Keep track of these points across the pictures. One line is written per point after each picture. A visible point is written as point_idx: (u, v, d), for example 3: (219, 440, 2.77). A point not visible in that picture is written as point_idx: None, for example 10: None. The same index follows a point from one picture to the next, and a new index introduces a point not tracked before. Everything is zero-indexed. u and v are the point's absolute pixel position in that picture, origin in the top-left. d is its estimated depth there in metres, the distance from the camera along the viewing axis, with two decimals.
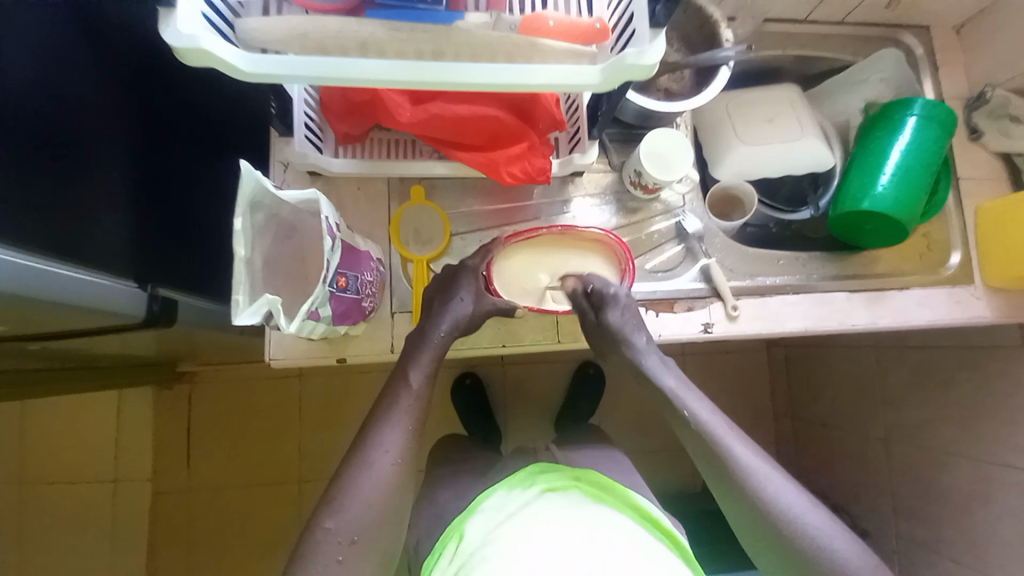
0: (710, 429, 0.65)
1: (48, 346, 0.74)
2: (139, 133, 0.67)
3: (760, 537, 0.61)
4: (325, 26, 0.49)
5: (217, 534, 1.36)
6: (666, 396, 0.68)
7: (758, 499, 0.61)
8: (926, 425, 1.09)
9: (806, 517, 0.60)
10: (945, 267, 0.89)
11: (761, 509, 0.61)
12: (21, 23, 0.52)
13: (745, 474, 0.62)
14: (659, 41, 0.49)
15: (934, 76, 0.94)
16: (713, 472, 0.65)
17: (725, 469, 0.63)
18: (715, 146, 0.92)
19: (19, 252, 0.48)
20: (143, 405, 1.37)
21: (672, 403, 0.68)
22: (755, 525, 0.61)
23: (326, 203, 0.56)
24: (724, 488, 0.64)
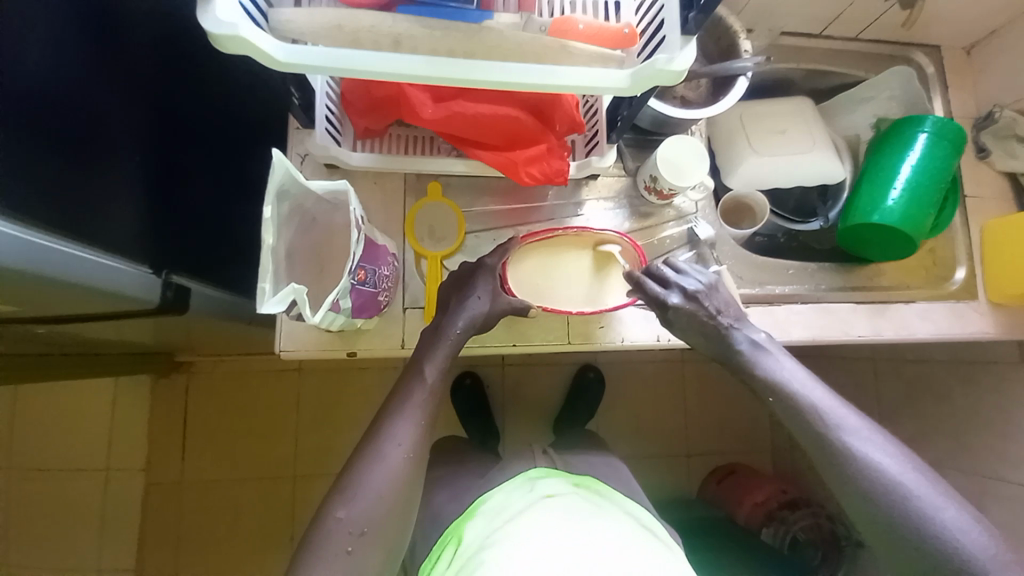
0: (822, 411, 0.64)
1: (55, 330, 0.74)
2: (163, 118, 0.66)
3: (885, 533, 0.59)
4: (360, 20, 0.49)
5: (209, 529, 1.34)
6: (760, 371, 0.69)
7: (880, 489, 0.59)
8: (922, 439, 1.10)
9: (926, 503, 0.58)
10: (950, 282, 0.91)
11: (864, 483, 0.60)
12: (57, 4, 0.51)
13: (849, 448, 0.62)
14: (689, 48, 0.49)
15: (944, 95, 0.96)
16: (816, 446, 0.64)
17: (839, 456, 0.62)
18: (729, 155, 0.92)
19: (39, 232, 0.49)
20: (138, 394, 1.36)
21: (772, 380, 0.67)
22: (862, 502, 0.60)
23: (353, 197, 0.57)
24: (826, 461, 0.63)
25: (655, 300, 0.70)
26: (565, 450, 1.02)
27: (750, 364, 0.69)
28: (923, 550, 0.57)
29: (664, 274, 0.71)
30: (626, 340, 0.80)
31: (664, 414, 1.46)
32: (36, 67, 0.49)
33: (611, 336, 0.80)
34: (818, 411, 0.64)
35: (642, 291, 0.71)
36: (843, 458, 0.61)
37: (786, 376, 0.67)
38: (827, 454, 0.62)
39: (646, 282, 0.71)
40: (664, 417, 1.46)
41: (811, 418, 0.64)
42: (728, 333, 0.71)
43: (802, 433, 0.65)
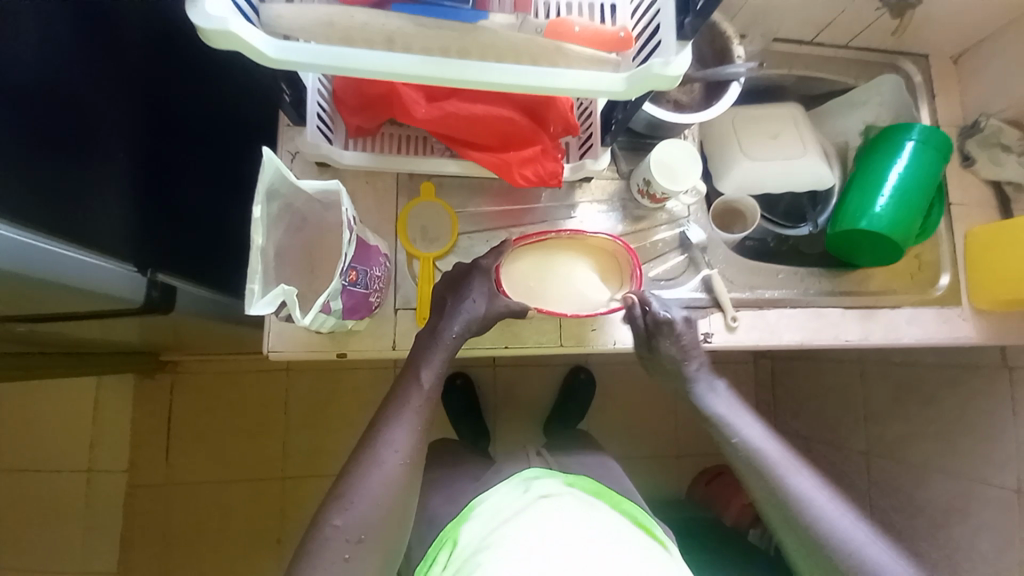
0: (765, 455, 0.70)
1: (38, 329, 0.72)
2: (150, 114, 0.65)
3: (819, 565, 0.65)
4: (354, 18, 0.48)
5: (195, 531, 1.32)
6: (713, 416, 0.75)
7: (813, 527, 0.65)
8: (906, 441, 1.12)
9: (853, 537, 0.64)
10: (935, 288, 0.92)
11: (799, 520, 0.66)
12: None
13: (786, 487, 0.68)
14: (684, 53, 0.49)
15: (931, 103, 0.98)
16: (758, 485, 0.70)
17: (778, 495, 0.68)
18: (721, 159, 0.93)
19: (31, 232, 0.48)
20: (121, 394, 1.33)
21: (721, 422, 0.74)
22: (799, 537, 0.66)
23: (347, 197, 0.56)
24: (767, 501, 0.69)
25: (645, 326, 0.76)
26: (557, 451, 1.02)
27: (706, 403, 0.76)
28: None
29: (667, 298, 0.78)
30: (617, 343, 0.80)
31: (655, 416, 1.46)
32: (19, 56, 0.47)
33: (604, 338, 0.80)
34: (761, 454, 0.70)
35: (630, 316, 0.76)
36: (794, 505, 0.67)
37: (733, 418, 0.74)
38: (768, 493, 0.69)
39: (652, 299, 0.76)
40: (655, 418, 1.46)
41: (754, 459, 0.70)
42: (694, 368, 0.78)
43: (747, 475, 0.71)
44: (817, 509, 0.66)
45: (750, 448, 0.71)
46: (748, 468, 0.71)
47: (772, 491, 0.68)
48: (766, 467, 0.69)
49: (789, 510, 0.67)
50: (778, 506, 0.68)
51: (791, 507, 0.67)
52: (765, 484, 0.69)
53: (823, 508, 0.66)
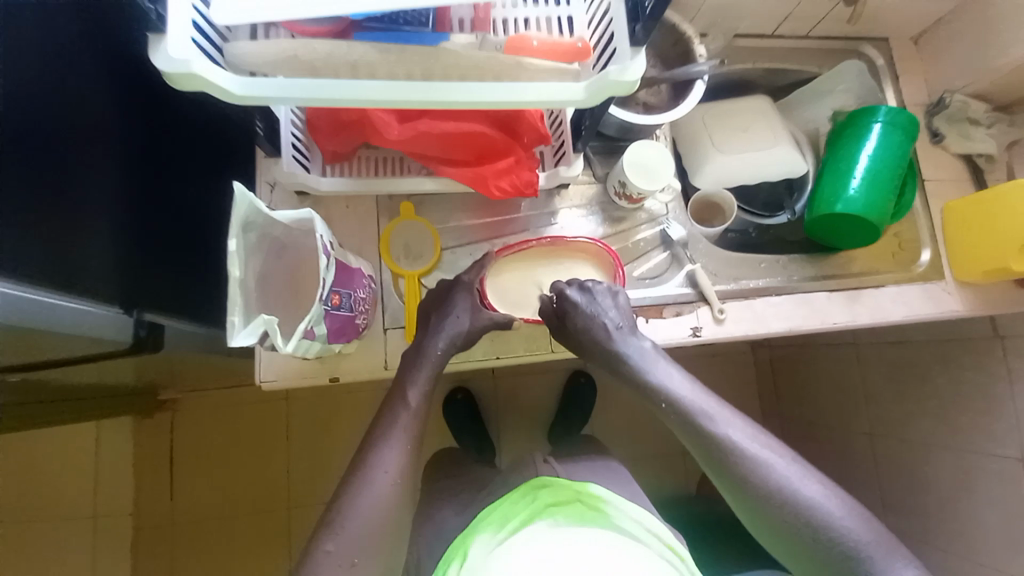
0: (696, 409, 0.66)
1: (31, 377, 0.72)
2: (127, 157, 0.66)
3: (771, 521, 0.61)
4: (315, 50, 0.50)
5: (200, 568, 1.31)
6: (644, 381, 0.69)
7: (758, 480, 0.62)
8: (906, 419, 1.12)
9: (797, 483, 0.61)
10: (917, 264, 0.93)
11: (746, 476, 0.62)
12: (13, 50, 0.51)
13: (721, 438, 0.64)
14: (639, 58, 0.51)
15: (895, 84, 1.00)
16: (695, 443, 0.66)
17: (719, 451, 0.64)
18: (694, 156, 0.95)
19: (15, 283, 0.49)
20: (121, 437, 1.33)
21: (649, 384, 0.68)
22: (745, 492, 0.62)
23: (320, 223, 0.57)
24: (711, 460, 0.65)
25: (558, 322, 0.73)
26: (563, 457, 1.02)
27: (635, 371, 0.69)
28: (804, 530, 0.60)
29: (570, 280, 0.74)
30: None
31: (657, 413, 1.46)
32: None
33: None
34: (693, 411, 0.65)
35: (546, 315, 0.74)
36: (729, 454, 0.63)
37: (663, 378, 0.68)
38: (707, 449, 0.64)
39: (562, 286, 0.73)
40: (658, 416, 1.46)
41: (685, 416, 0.66)
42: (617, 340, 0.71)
43: (683, 434, 0.67)
44: (750, 455, 0.63)
45: (678, 403, 0.66)
46: (678, 422, 0.66)
47: (704, 443, 0.65)
48: (695, 421, 0.65)
49: (724, 461, 0.63)
50: (714, 459, 0.64)
51: (725, 456, 0.63)
52: (696, 436, 0.65)
53: (756, 453, 0.63)
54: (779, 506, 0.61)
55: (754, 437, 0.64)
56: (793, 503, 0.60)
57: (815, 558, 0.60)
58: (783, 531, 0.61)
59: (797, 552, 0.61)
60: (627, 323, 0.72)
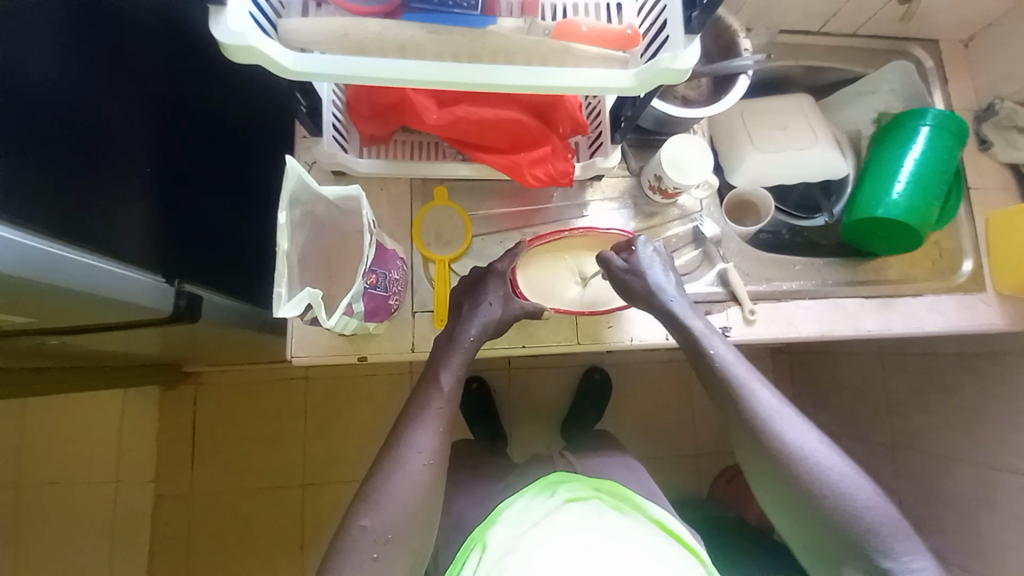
0: (728, 367, 0.68)
1: (66, 342, 0.74)
2: (172, 132, 0.67)
3: (781, 487, 0.63)
4: (366, 28, 0.50)
5: (217, 538, 1.34)
6: (692, 336, 0.70)
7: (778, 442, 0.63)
8: (928, 433, 1.10)
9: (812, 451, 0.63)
10: (957, 274, 0.90)
11: (766, 440, 0.64)
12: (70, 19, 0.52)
13: (747, 398, 0.66)
14: (692, 47, 0.50)
15: (943, 87, 0.96)
16: (721, 400, 0.68)
17: (742, 409, 0.66)
18: (731, 153, 0.93)
19: (66, 246, 0.51)
20: (147, 407, 1.37)
21: (687, 338, 0.71)
22: (763, 455, 0.64)
23: (365, 201, 0.57)
24: (732, 416, 0.67)
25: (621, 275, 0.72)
26: (578, 452, 1.02)
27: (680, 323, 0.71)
28: (810, 497, 0.61)
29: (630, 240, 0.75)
30: (634, 339, 0.80)
31: (669, 413, 1.45)
32: (42, 76, 0.49)
33: (620, 335, 0.80)
34: (724, 366, 0.68)
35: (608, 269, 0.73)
36: (761, 429, 0.64)
37: (703, 333, 0.71)
38: (731, 405, 0.67)
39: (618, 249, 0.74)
40: (672, 417, 1.45)
41: (716, 372, 0.68)
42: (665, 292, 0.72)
43: (714, 389, 0.69)
44: (775, 419, 0.65)
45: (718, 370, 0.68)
46: (715, 391, 0.68)
47: (739, 415, 0.66)
48: (734, 393, 0.67)
49: (756, 437, 0.65)
50: (746, 433, 0.65)
51: (759, 431, 0.64)
52: (732, 408, 0.67)
53: (786, 426, 0.64)
54: (805, 486, 0.62)
55: (789, 417, 0.65)
56: (817, 484, 0.62)
57: (833, 541, 0.61)
58: (805, 513, 0.62)
59: (816, 535, 0.62)
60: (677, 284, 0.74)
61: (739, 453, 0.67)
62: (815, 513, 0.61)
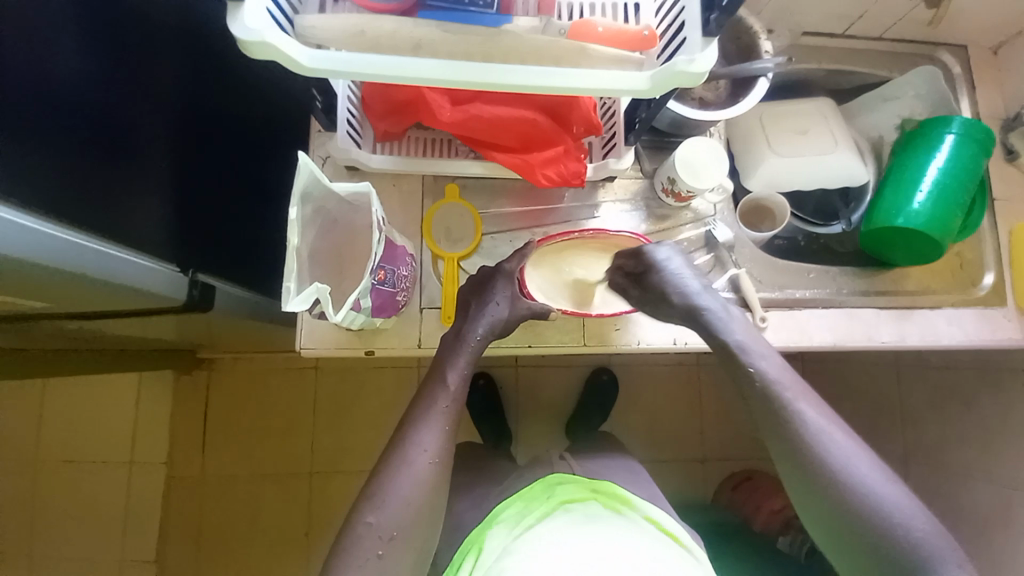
0: (775, 382, 0.66)
1: (85, 327, 0.76)
2: (191, 126, 0.69)
3: (820, 505, 0.62)
4: (381, 26, 0.50)
5: (226, 522, 1.37)
6: (731, 349, 0.68)
7: (821, 458, 0.62)
8: (945, 449, 1.07)
9: (857, 470, 0.61)
10: (977, 287, 0.88)
11: (805, 456, 0.62)
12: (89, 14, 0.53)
13: (793, 412, 0.64)
14: (709, 50, 0.49)
15: (971, 94, 0.93)
16: (761, 414, 0.66)
17: (786, 424, 0.64)
18: (748, 157, 0.91)
19: (84, 233, 0.53)
20: (161, 391, 1.40)
21: (726, 347, 0.69)
22: (802, 471, 0.62)
23: (375, 198, 0.58)
24: (774, 431, 0.65)
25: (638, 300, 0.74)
26: (582, 454, 1.02)
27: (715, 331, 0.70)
28: (852, 517, 0.60)
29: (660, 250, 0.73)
30: (641, 343, 0.80)
31: (677, 417, 1.44)
32: (67, 69, 0.51)
33: (627, 338, 0.80)
34: (769, 380, 0.66)
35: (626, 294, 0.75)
36: (798, 430, 0.63)
37: (747, 344, 0.68)
38: (774, 419, 0.65)
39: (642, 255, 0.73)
40: (679, 422, 1.44)
41: (758, 385, 0.66)
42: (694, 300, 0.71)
43: (755, 403, 0.67)
44: (820, 436, 0.63)
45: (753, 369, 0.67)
46: (749, 389, 0.67)
47: (774, 414, 0.65)
48: (770, 391, 0.65)
49: (792, 438, 0.63)
50: (780, 433, 0.64)
51: (793, 432, 0.63)
52: (767, 407, 0.65)
53: (832, 444, 0.62)
54: (838, 490, 0.60)
55: (844, 443, 0.62)
56: (851, 490, 0.60)
57: (864, 547, 0.59)
58: (835, 516, 0.61)
59: (847, 539, 0.60)
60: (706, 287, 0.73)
61: (771, 452, 0.66)
62: (857, 533, 0.60)
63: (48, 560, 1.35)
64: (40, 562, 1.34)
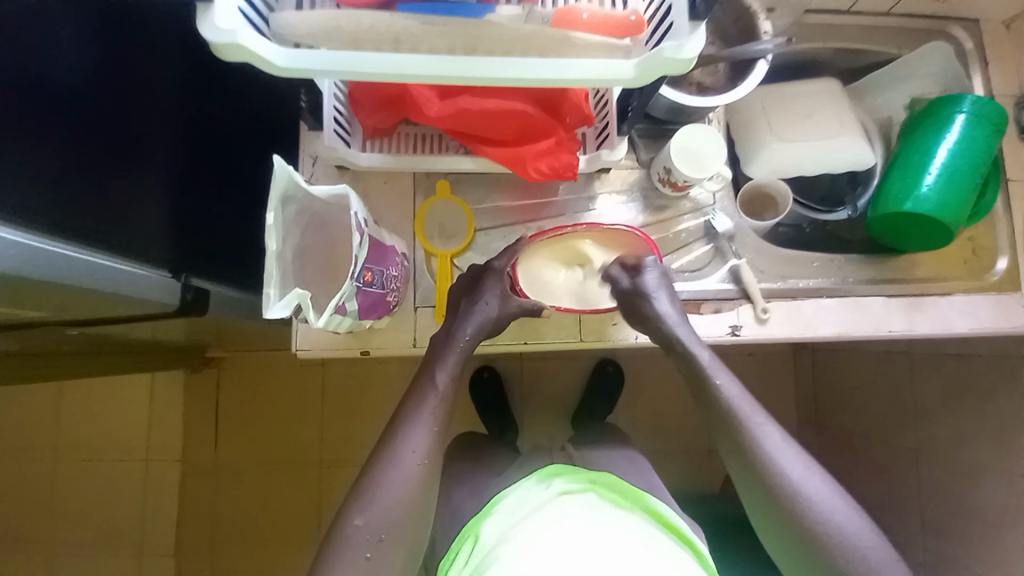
0: (732, 402, 0.66)
1: (87, 331, 0.77)
2: (181, 130, 0.69)
3: (771, 522, 0.62)
4: (358, 21, 0.48)
5: (239, 517, 1.40)
6: (698, 370, 0.68)
7: (773, 478, 0.62)
8: (956, 442, 1.04)
9: (808, 489, 0.61)
10: (991, 274, 0.85)
11: (761, 472, 0.63)
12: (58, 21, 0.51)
13: (752, 434, 0.64)
14: (697, 34, 0.47)
15: (984, 72, 0.89)
16: (719, 430, 0.67)
17: (743, 442, 0.64)
18: (750, 142, 0.88)
19: (76, 245, 0.53)
20: (173, 388, 1.42)
21: (692, 366, 0.68)
22: (759, 486, 0.63)
23: (355, 199, 0.57)
24: (731, 449, 0.65)
25: (623, 304, 0.71)
26: (583, 445, 1.01)
27: (685, 352, 0.69)
28: (806, 534, 0.60)
29: (637, 264, 0.71)
30: (639, 337, 0.78)
31: (682, 408, 1.43)
32: (41, 80, 0.50)
33: (625, 333, 0.79)
34: (727, 403, 0.66)
35: (614, 287, 0.72)
36: (759, 454, 0.63)
37: (712, 368, 0.67)
38: (731, 437, 0.65)
39: (617, 276, 0.71)
40: (686, 412, 1.43)
41: (720, 403, 0.66)
42: (660, 318, 0.69)
43: (714, 419, 0.67)
44: (774, 459, 0.63)
45: (722, 391, 0.66)
46: (714, 411, 0.67)
47: (737, 437, 0.65)
48: (734, 415, 0.65)
49: (755, 461, 0.63)
50: (741, 456, 0.64)
51: (747, 451, 0.64)
52: (731, 428, 0.65)
53: (788, 466, 0.62)
54: (811, 505, 0.60)
55: (797, 463, 0.63)
56: (811, 514, 0.60)
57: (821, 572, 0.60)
58: (797, 540, 0.61)
59: (806, 564, 0.61)
60: (682, 309, 0.71)
61: (734, 473, 0.66)
62: (809, 549, 0.60)
63: (70, 553, 1.39)
64: (62, 555, 1.39)
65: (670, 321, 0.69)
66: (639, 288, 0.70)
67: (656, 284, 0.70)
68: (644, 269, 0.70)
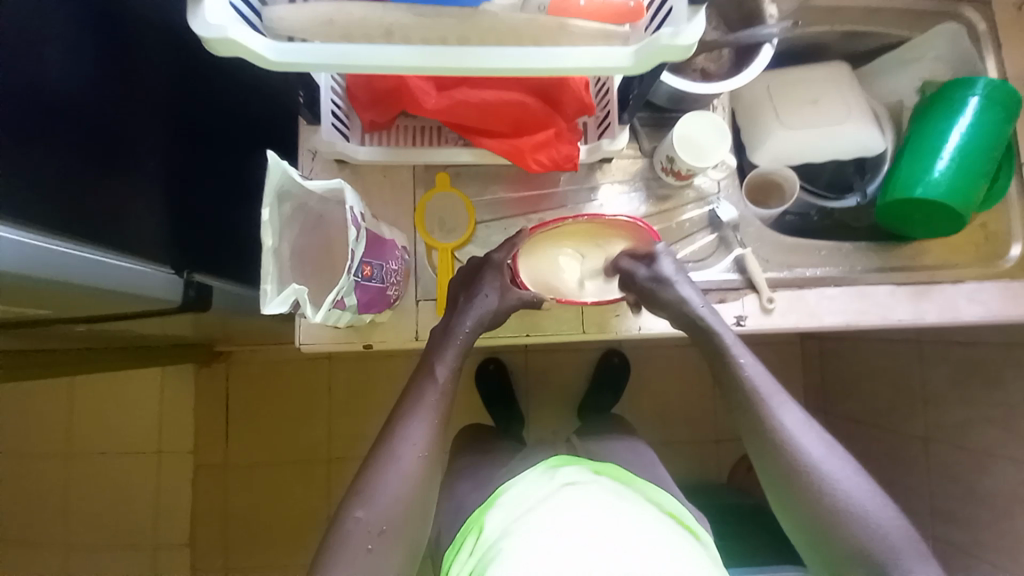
0: (753, 381, 0.66)
1: (95, 328, 0.78)
2: (177, 127, 0.69)
3: (789, 502, 0.62)
4: (350, 13, 0.47)
5: (252, 509, 1.42)
6: (720, 348, 0.68)
7: (794, 456, 0.62)
8: (967, 429, 1.02)
9: (829, 468, 0.61)
10: (1003, 260, 0.84)
11: (779, 451, 0.62)
12: (49, 19, 0.51)
13: (771, 414, 0.64)
14: (696, 20, 0.46)
15: (997, 52, 0.86)
16: (739, 410, 0.66)
17: (763, 421, 0.64)
18: (754, 129, 0.87)
19: (78, 244, 0.53)
20: (183, 384, 1.44)
21: (713, 344, 0.69)
22: (777, 465, 0.62)
23: (351, 194, 0.57)
24: (750, 429, 0.65)
25: (640, 290, 0.70)
26: (586, 437, 1.01)
27: (710, 331, 0.69)
28: (826, 516, 0.59)
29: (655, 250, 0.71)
30: (642, 328, 0.78)
31: (687, 399, 1.42)
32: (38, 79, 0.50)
33: (627, 324, 0.78)
34: (749, 382, 0.66)
35: (630, 277, 0.71)
36: (767, 436, 0.63)
37: (734, 347, 0.68)
38: (751, 416, 0.65)
39: (633, 268, 0.71)
40: (691, 403, 1.42)
41: (741, 382, 0.66)
42: (683, 299, 0.69)
43: (733, 401, 0.67)
44: (795, 435, 0.63)
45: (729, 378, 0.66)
46: (734, 394, 0.67)
47: (756, 420, 0.64)
48: (754, 397, 0.65)
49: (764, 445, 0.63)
50: (759, 435, 0.64)
51: (767, 429, 0.64)
52: (748, 412, 0.65)
53: (808, 444, 0.62)
54: (819, 492, 0.60)
55: (814, 441, 0.63)
56: (822, 496, 0.60)
57: (840, 554, 0.59)
58: (812, 523, 0.60)
59: (823, 546, 0.60)
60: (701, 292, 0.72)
61: (751, 456, 0.66)
62: (828, 532, 0.59)
63: (88, 544, 1.42)
64: (80, 547, 1.43)
65: (691, 305, 0.69)
66: (659, 278, 0.69)
67: (674, 270, 0.70)
68: (659, 256, 0.70)
